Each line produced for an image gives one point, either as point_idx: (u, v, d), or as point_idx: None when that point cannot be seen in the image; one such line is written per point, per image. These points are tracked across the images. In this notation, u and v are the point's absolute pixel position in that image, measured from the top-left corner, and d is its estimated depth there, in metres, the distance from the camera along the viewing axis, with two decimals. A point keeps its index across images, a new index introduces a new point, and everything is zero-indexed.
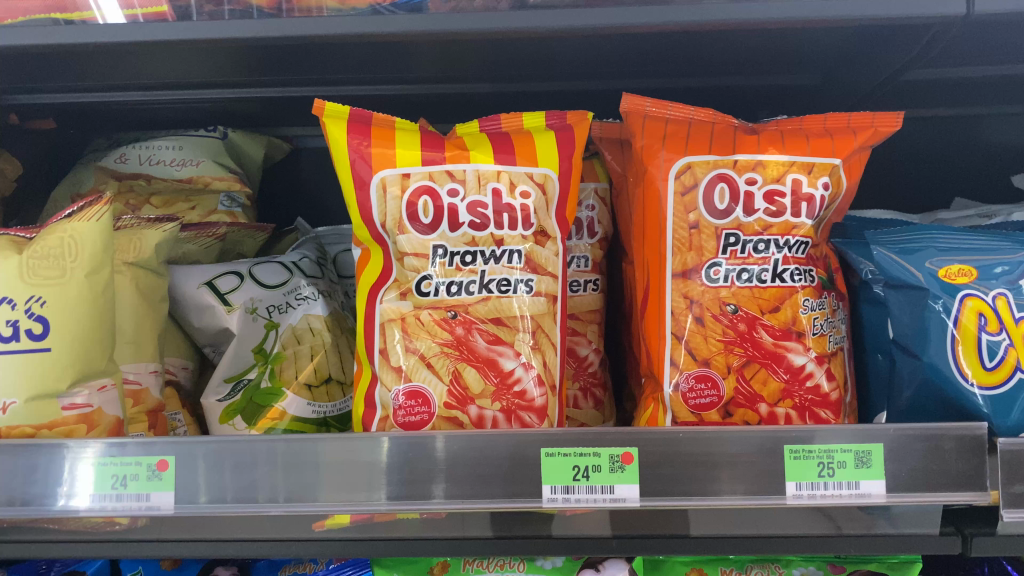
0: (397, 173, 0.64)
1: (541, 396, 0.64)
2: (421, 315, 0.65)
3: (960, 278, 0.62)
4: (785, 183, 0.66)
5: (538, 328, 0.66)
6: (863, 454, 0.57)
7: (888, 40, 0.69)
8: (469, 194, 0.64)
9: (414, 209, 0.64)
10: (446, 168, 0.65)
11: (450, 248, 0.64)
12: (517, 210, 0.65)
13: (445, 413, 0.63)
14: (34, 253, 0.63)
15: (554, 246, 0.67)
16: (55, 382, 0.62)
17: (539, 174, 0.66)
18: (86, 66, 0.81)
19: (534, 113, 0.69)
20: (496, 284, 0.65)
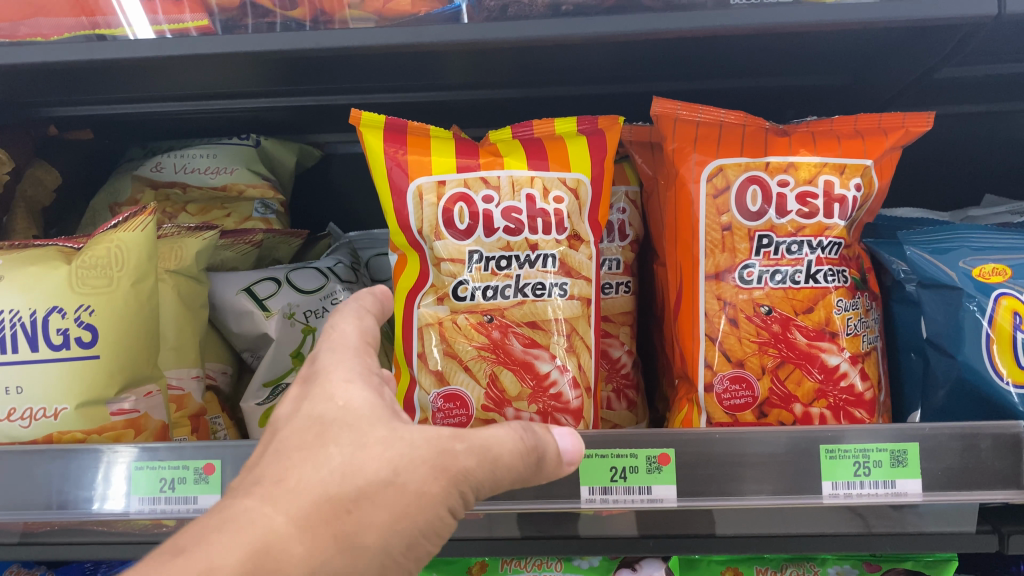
0: (433, 180, 0.65)
1: (576, 398, 0.65)
2: (457, 320, 0.66)
3: (994, 277, 0.62)
4: (817, 185, 0.66)
5: (573, 330, 0.67)
6: (898, 453, 0.57)
7: (919, 40, 0.69)
8: (503, 200, 0.66)
9: (450, 215, 0.65)
10: (481, 175, 0.66)
11: (486, 253, 0.66)
12: (550, 214, 0.66)
13: (483, 416, 0.64)
14: (82, 264, 0.65)
15: (587, 250, 0.68)
16: (103, 388, 0.64)
17: (572, 179, 0.67)
18: (124, 79, 0.82)
19: (566, 119, 0.70)
20: (531, 288, 0.66)
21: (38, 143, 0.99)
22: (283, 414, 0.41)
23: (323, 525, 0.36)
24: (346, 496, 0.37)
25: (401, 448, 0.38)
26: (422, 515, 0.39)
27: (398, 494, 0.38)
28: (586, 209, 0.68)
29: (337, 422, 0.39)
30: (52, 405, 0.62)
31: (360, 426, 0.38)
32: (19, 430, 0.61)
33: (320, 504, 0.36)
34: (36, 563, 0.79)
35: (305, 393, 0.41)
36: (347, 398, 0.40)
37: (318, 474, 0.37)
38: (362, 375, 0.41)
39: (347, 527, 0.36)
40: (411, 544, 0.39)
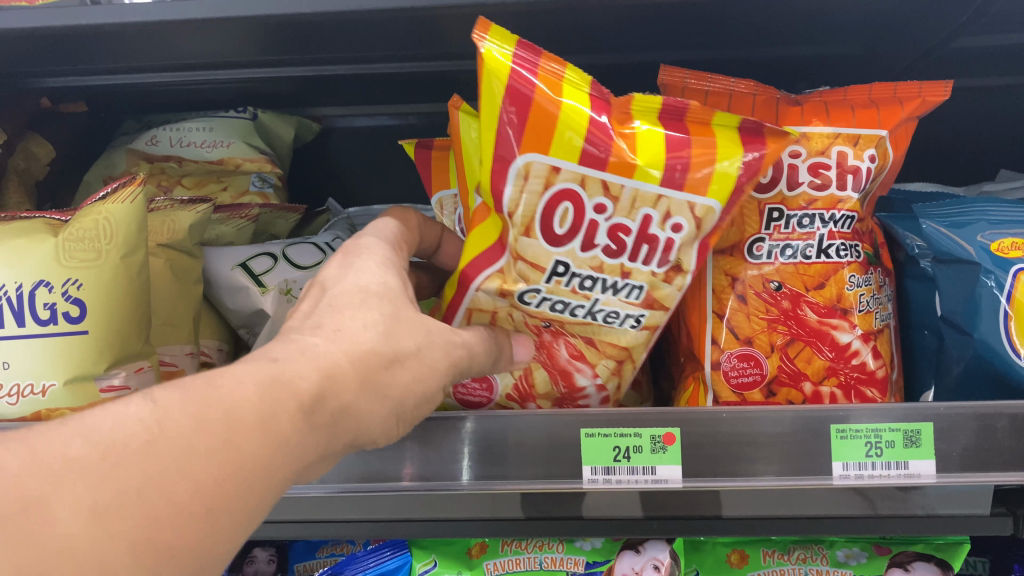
0: (545, 164, 0.55)
1: (601, 410, 0.64)
2: (513, 314, 0.61)
3: (1013, 252, 0.59)
4: (830, 156, 0.63)
5: (627, 356, 0.62)
6: (911, 434, 0.55)
7: (937, 6, 0.66)
8: (616, 215, 0.56)
9: (551, 214, 0.56)
10: (603, 180, 0.55)
11: (574, 267, 0.58)
12: (659, 243, 0.57)
13: (503, 403, 0.65)
14: (69, 236, 0.63)
15: (683, 282, 0.59)
16: (92, 364, 0.62)
17: (702, 209, 0.56)
18: (115, 48, 0.80)
19: (726, 120, 0.56)
20: (604, 315, 0.59)
21: (30, 116, 0.97)
22: (325, 276, 0.47)
23: (369, 370, 0.41)
24: (387, 354, 0.42)
25: (421, 328, 0.46)
26: (426, 385, 0.46)
27: (418, 364, 0.45)
28: (700, 239, 0.57)
29: (381, 293, 0.45)
30: (39, 382, 0.61)
31: (390, 298, 0.45)
32: (7, 407, 0.61)
33: (372, 356, 0.41)
34: None
35: (347, 266, 0.47)
36: (385, 280, 0.47)
37: (371, 321, 0.42)
38: (388, 267, 0.49)
39: (384, 378, 0.42)
40: (414, 408, 0.46)
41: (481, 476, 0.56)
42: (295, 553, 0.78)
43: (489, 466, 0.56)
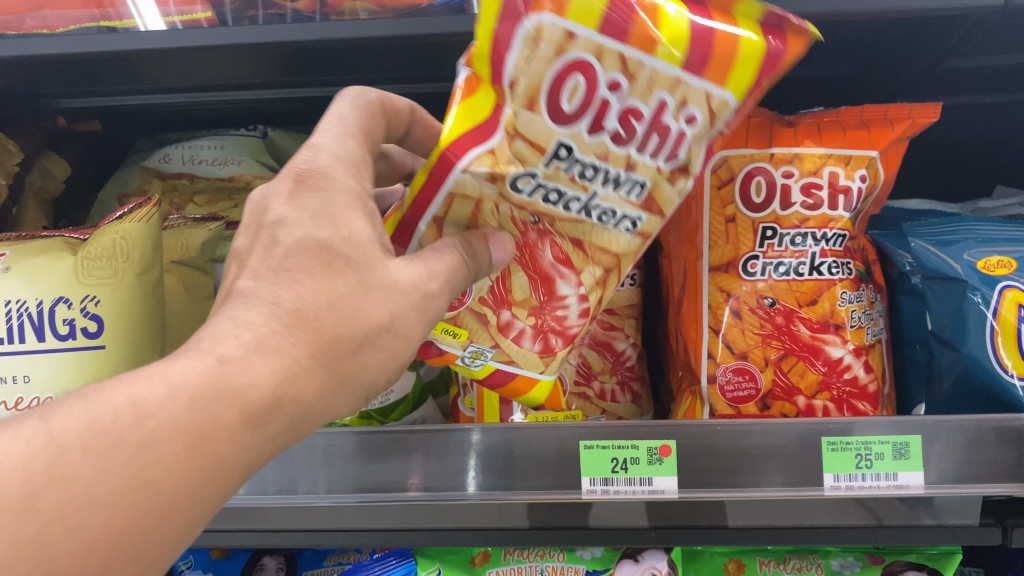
0: (562, 27, 0.45)
1: (579, 327, 0.58)
2: (501, 206, 0.52)
3: (1000, 270, 0.61)
4: (822, 176, 0.66)
5: (616, 266, 0.55)
6: (901, 445, 0.57)
7: (927, 29, 0.68)
8: (631, 96, 0.47)
9: (558, 87, 0.47)
10: (623, 52, 0.46)
11: (578, 152, 0.49)
12: (671, 136, 0.49)
13: (477, 309, 0.58)
14: (87, 254, 0.66)
15: (682, 186, 0.52)
16: (108, 378, 0.64)
17: (721, 100, 0.47)
18: (132, 71, 0.83)
19: (746, 9, 0.48)
20: (599, 213, 0.52)
21: (47, 135, 1.00)
22: (281, 217, 0.45)
23: (332, 362, 0.43)
24: (355, 339, 0.43)
25: (396, 298, 0.46)
26: (401, 354, 0.47)
27: (389, 338, 0.46)
28: (706, 137, 0.49)
29: (344, 248, 0.44)
30: (57, 395, 0.63)
31: (363, 264, 0.44)
32: None
33: (338, 343, 0.43)
34: None
35: (305, 203, 0.45)
36: (350, 228, 0.44)
37: (341, 303, 0.43)
38: (355, 201, 0.46)
39: (350, 365, 0.44)
40: (392, 374, 0.48)
41: (486, 486, 0.58)
42: (304, 561, 0.80)
43: (493, 477, 0.58)
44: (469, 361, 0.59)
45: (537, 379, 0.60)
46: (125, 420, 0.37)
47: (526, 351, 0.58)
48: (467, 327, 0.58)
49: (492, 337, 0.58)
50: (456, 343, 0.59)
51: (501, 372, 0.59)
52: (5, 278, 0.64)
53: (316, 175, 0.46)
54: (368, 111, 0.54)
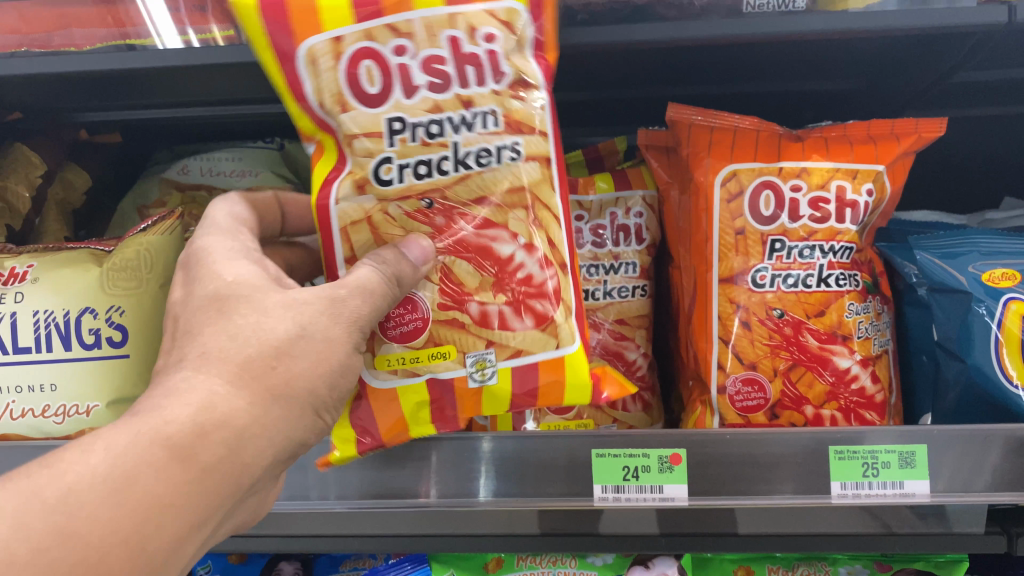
0: (326, 39, 0.51)
1: (549, 278, 0.56)
2: (388, 211, 0.54)
3: (1004, 282, 0.63)
4: (829, 190, 0.68)
5: (537, 200, 0.56)
6: (907, 454, 0.58)
7: (930, 46, 0.70)
8: (421, 49, 0.51)
9: (358, 78, 0.51)
10: (388, 23, 0.51)
11: (409, 119, 0.52)
12: (484, 60, 0.52)
13: (443, 317, 0.56)
14: (113, 266, 0.68)
15: (539, 98, 0.54)
16: (132, 386, 0.66)
17: (502, 10, 0.52)
18: (155, 87, 0.85)
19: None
20: (475, 157, 0.53)
21: (69, 147, 1.02)
22: (180, 303, 0.49)
23: (256, 379, 0.44)
24: (268, 352, 0.44)
25: (297, 308, 0.47)
26: (332, 357, 0.48)
27: (308, 344, 0.46)
28: (523, 46, 0.53)
29: (231, 291, 0.47)
30: (83, 402, 0.64)
31: (256, 294, 0.47)
32: (53, 426, 0.64)
33: (251, 361, 0.44)
34: None
35: (195, 280, 0.49)
36: (233, 276, 0.48)
37: (241, 326, 0.45)
38: (243, 259, 0.50)
39: (276, 378, 0.44)
40: (333, 380, 0.48)
41: (498, 493, 0.59)
42: (320, 566, 0.82)
43: (507, 483, 0.59)
44: (481, 376, 0.56)
45: (555, 356, 0.56)
46: (97, 455, 0.38)
47: (519, 332, 0.56)
48: (451, 341, 0.56)
49: (482, 337, 0.56)
50: (457, 364, 0.56)
51: (518, 370, 0.56)
52: (33, 289, 0.67)
53: (199, 256, 0.50)
54: (246, 216, 0.60)
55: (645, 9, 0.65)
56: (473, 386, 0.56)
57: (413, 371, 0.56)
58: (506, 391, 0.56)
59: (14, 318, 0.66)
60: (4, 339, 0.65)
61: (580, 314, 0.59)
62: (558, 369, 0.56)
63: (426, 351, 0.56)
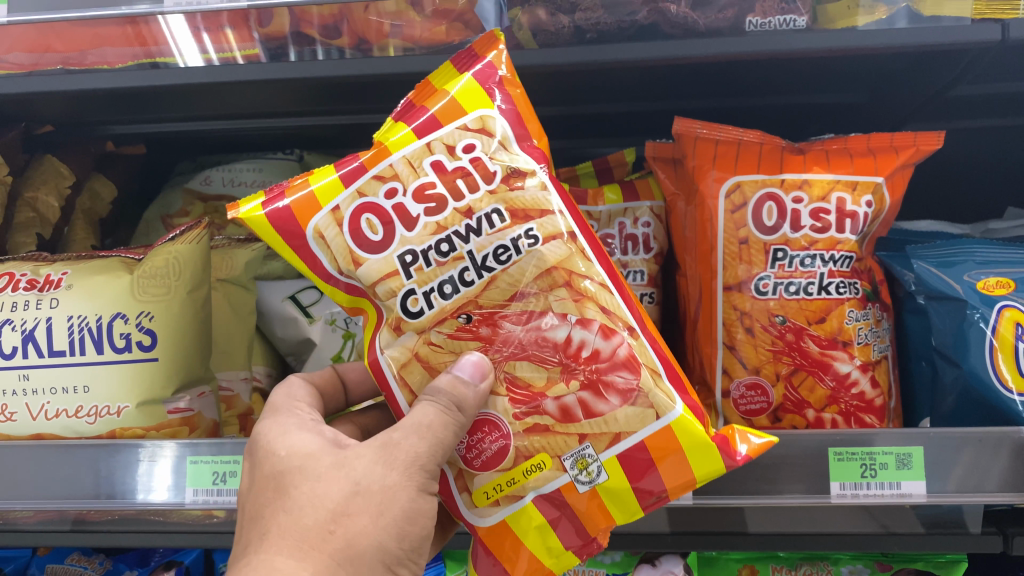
0: (326, 213, 0.53)
1: (617, 346, 0.51)
2: (432, 339, 0.52)
3: (998, 290, 0.65)
4: (829, 201, 0.70)
5: (572, 275, 0.52)
6: (904, 456, 0.60)
7: (929, 62, 0.72)
8: (410, 184, 0.53)
9: (360, 234, 0.53)
10: (374, 174, 0.53)
11: (419, 247, 0.52)
12: (468, 169, 0.53)
13: (525, 426, 0.51)
14: (143, 274, 0.71)
15: (535, 181, 0.53)
16: (161, 388, 0.70)
17: (473, 120, 0.54)
18: (181, 102, 0.89)
19: (442, 72, 0.58)
20: (495, 257, 0.52)
21: (96, 158, 1.06)
22: (245, 490, 0.50)
23: (317, 548, 0.44)
24: (325, 520, 0.45)
25: (349, 464, 0.47)
26: (396, 504, 0.46)
27: (365, 499, 0.46)
28: (506, 141, 0.54)
29: (288, 468, 0.48)
30: (115, 403, 0.68)
31: (308, 462, 0.48)
32: (86, 426, 0.67)
33: (308, 531, 0.44)
34: (95, 552, 0.93)
35: (254, 464, 0.50)
36: (289, 448, 0.49)
37: (296, 500, 0.46)
38: (298, 428, 0.52)
39: (335, 541, 0.44)
40: (402, 530, 0.47)
41: None
42: None
43: None
44: (586, 477, 0.51)
45: (658, 428, 0.50)
46: None
47: (609, 414, 0.51)
48: (540, 449, 0.51)
49: (572, 434, 0.51)
50: (557, 473, 0.51)
51: (625, 457, 0.51)
52: (67, 295, 0.70)
53: (255, 437, 0.52)
54: (302, 388, 0.60)
55: (650, 28, 0.68)
56: (583, 491, 0.51)
57: (515, 495, 0.52)
58: (622, 484, 0.51)
59: (50, 322, 0.69)
60: (39, 343, 0.68)
61: (672, 370, 0.53)
62: (670, 439, 0.50)
63: (520, 468, 0.51)
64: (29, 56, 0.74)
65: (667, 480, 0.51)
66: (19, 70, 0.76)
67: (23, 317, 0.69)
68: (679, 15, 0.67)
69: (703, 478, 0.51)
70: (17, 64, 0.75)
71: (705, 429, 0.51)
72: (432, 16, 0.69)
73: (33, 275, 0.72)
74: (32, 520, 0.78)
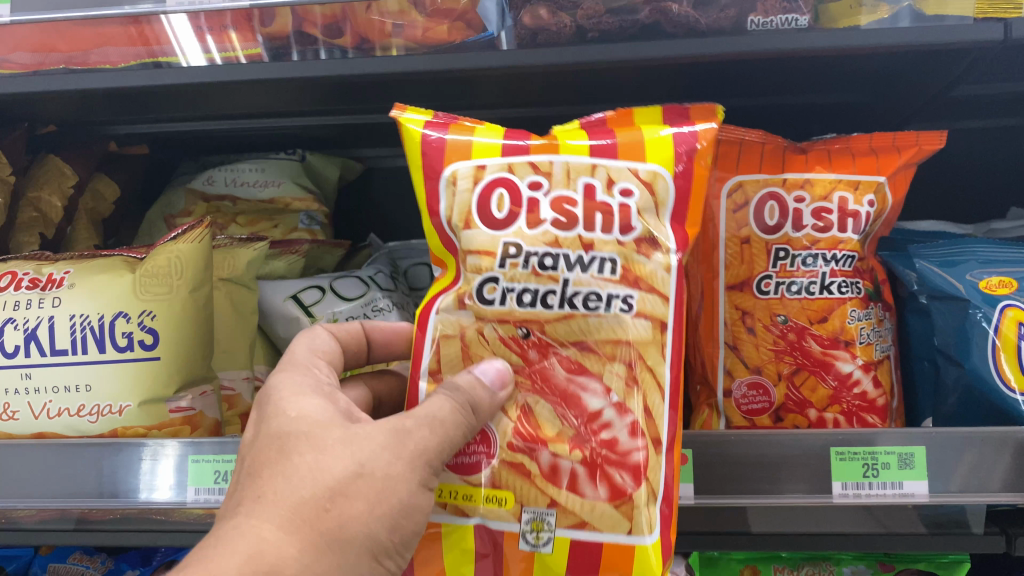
0: (470, 165, 0.54)
1: (637, 449, 0.51)
2: (484, 331, 0.53)
3: (1001, 290, 0.65)
4: (831, 201, 0.70)
5: (641, 360, 0.52)
6: (906, 456, 0.60)
7: (931, 62, 0.72)
8: (555, 188, 0.53)
9: (486, 205, 0.53)
10: (531, 160, 0.54)
11: (527, 246, 0.52)
12: (613, 210, 0.52)
13: (510, 459, 0.52)
14: (145, 273, 0.71)
15: (664, 258, 0.52)
16: (163, 387, 0.70)
17: (648, 172, 0.53)
18: (184, 101, 0.89)
19: (647, 111, 0.58)
20: (582, 299, 0.52)
21: (99, 158, 1.06)
22: (250, 442, 0.50)
23: (308, 524, 0.43)
24: (322, 496, 0.44)
25: (358, 444, 0.46)
26: (394, 497, 0.46)
27: (366, 484, 0.45)
28: (660, 211, 0.53)
29: (295, 432, 0.47)
30: (117, 402, 0.68)
31: (317, 431, 0.47)
32: (88, 425, 0.68)
33: (303, 504, 0.44)
34: (97, 551, 0.93)
35: (263, 417, 0.50)
36: (300, 412, 0.49)
37: (298, 468, 0.45)
38: (311, 392, 0.51)
39: (328, 522, 0.43)
40: (395, 522, 0.46)
41: None
42: None
43: None
44: (534, 539, 0.51)
45: (622, 542, 0.51)
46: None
47: (591, 499, 0.51)
48: (511, 488, 0.52)
49: (546, 493, 0.51)
50: (510, 517, 0.52)
51: (578, 545, 0.51)
52: (70, 294, 0.70)
53: (269, 391, 0.52)
54: (322, 339, 0.61)
55: (653, 27, 0.68)
56: (523, 549, 0.52)
57: (465, 511, 0.53)
58: (559, 564, 0.52)
59: (52, 321, 0.69)
60: (41, 342, 0.68)
61: (666, 500, 0.53)
62: (624, 558, 0.51)
63: (483, 492, 0.52)
64: (33, 56, 0.74)
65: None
66: (23, 70, 0.75)
67: (25, 317, 0.69)
68: (681, 15, 0.67)
69: None
70: (21, 64, 0.75)
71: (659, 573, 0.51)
72: (431, 15, 0.69)
73: (35, 275, 0.73)
74: (35, 518, 0.78)
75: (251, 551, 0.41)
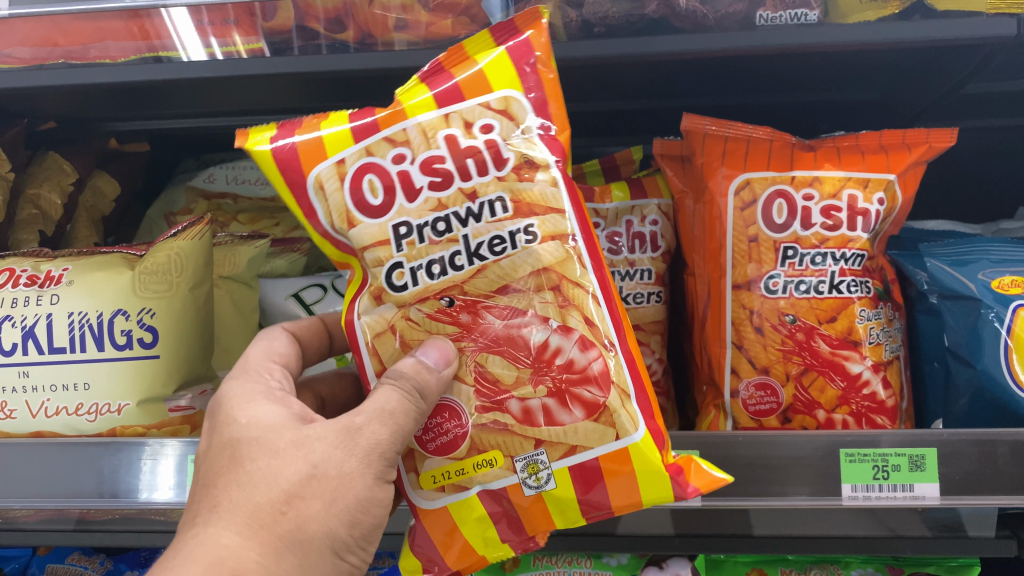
0: (330, 164, 0.53)
1: (592, 360, 0.52)
2: (410, 315, 0.53)
3: (1014, 289, 0.64)
4: (841, 199, 0.69)
5: (565, 279, 0.52)
6: (916, 458, 0.59)
7: (943, 59, 0.71)
8: (419, 152, 0.52)
9: (360, 195, 0.52)
10: (385, 135, 0.52)
11: (415, 220, 0.52)
12: (482, 150, 0.52)
13: (484, 420, 0.52)
14: (145, 270, 0.70)
15: (547, 176, 0.52)
16: (162, 386, 0.68)
17: (498, 100, 0.53)
18: (186, 97, 0.88)
19: (477, 38, 0.55)
20: (487, 247, 0.52)
21: (99, 155, 1.04)
22: (203, 452, 0.49)
23: (266, 528, 0.43)
24: (277, 500, 0.43)
25: (309, 446, 0.45)
26: (350, 493, 0.46)
27: (320, 485, 0.45)
28: (526, 128, 0.53)
29: (245, 439, 0.46)
30: (115, 401, 0.67)
31: (268, 435, 0.46)
32: (86, 424, 0.67)
33: (259, 509, 0.43)
34: (95, 551, 0.92)
35: (215, 427, 0.49)
36: (249, 418, 0.48)
37: (252, 474, 0.44)
38: (262, 398, 0.50)
39: (286, 525, 0.43)
40: (354, 518, 0.46)
41: None
42: None
43: None
44: (535, 482, 0.51)
45: (615, 447, 0.51)
46: None
47: (570, 424, 0.51)
48: (495, 446, 0.51)
49: (529, 437, 0.51)
50: (506, 472, 0.51)
51: (577, 470, 0.51)
52: (68, 291, 0.69)
53: (219, 401, 0.51)
54: (280, 342, 0.60)
55: (661, 22, 0.67)
56: (529, 494, 0.51)
57: (460, 485, 0.52)
58: (568, 494, 0.51)
59: (51, 319, 0.68)
60: (39, 340, 0.68)
61: (644, 394, 0.53)
62: (622, 462, 0.51)
63: (470, 460, 0.52)
64: (33, 50, 0.73)
65: (614, 496, 0.51)
66: (23, 65, 0.74)
67: (23, 314, 0.68)
68: (688, 10, 0.65)
69: (650, 501, 0.51)
70: (21, 59, 0.74)
71: (660, 456, 0.52)
72: (435, 10, 0.68)
73: (33, 272, 0.72)
74: (33, 518, 0.77)
75: (211, 557, 0.41)
